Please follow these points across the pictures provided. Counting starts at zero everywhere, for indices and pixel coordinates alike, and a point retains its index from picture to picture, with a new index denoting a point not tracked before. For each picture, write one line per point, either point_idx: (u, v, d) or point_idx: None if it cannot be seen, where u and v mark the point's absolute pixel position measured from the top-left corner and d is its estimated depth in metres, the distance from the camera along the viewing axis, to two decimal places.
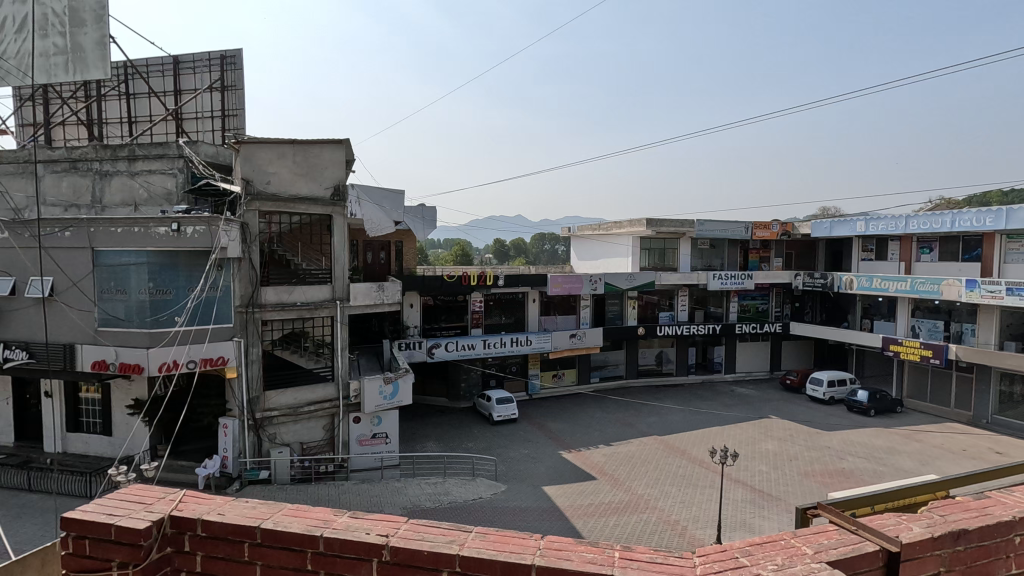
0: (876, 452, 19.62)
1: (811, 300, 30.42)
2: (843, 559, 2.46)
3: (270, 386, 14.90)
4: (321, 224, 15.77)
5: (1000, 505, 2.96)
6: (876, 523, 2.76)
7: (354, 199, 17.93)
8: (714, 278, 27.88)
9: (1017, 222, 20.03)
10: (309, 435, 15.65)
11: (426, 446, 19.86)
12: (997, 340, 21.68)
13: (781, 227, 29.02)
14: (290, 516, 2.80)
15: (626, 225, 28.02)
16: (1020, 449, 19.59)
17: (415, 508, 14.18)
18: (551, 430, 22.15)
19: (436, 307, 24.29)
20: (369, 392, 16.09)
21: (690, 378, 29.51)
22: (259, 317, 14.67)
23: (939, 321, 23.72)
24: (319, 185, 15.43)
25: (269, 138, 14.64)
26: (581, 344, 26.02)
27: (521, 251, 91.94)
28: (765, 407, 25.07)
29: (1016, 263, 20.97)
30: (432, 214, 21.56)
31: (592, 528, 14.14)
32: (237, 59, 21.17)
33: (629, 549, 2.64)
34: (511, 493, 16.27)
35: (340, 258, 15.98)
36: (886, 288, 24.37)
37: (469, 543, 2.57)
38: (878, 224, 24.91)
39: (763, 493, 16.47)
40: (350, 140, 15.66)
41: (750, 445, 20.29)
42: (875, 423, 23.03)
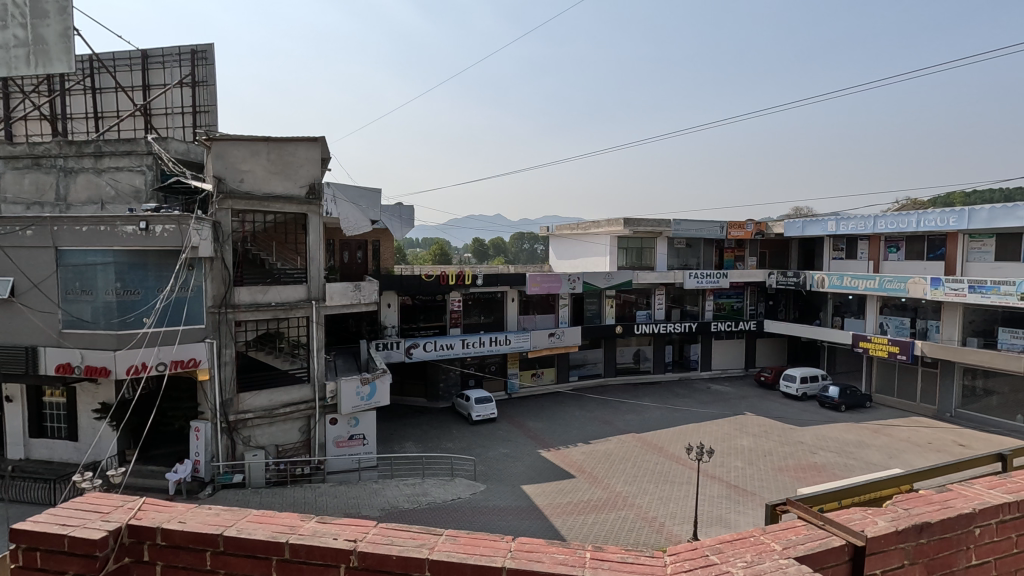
0: (847, 447, 20.11)
1: (784, 298, 31.04)
2: (810, 555, 2.49)
3: (244, 389, 14.63)
4: (296, 223, 15.47)
5: (960, 497, 3.03)
6: (843, 517, 2.80)
7: (330, 199, 17.65)
8: (690, 277, 28.24)
9: (978, 222, 20.71)
10: (284, 437, 15.37)
11: (405, 447, 19.75)
12: (961, 336, 22.35)
13: (756, 227, 29.54)
14: (255, 522, 2.73)
15: (604, 225, 28.20)
16: (982, 441, 20.28)
17: (393, 509, 14.11)
18: (530, 429, 22.18)
19: (415, 307, 24.11)
20: (346, 393, 15.85)
21: (667, 376, 29.85)
22: (232, 318, 14.35)
23: (906, 317, 24.37)
24: (294, 183, 15.17)
25: (242, 136, 14.34)
26: (559, 343, 26.10)
27: (501, 250, 92.16)
28: (740, 404, 25.49)
29: (978, 262, 21.67)
30: (409, 213, 21.37)
31: (571, 527, 14.19)
32: (207, 54, 20.69)
33: (601, 549, 2.63)
34: (490, 492, 16.25)
35: (316, 257, 15.75)
36: (856, 286, 24.96)
37: (440, 547, 2.54)
38: (849, 224, 25.52)
39: (738, 488, 16.75)
40: (325, 137, 15.40)
41: (726, 441, 20.61)
42: (845, 418, 23.60)
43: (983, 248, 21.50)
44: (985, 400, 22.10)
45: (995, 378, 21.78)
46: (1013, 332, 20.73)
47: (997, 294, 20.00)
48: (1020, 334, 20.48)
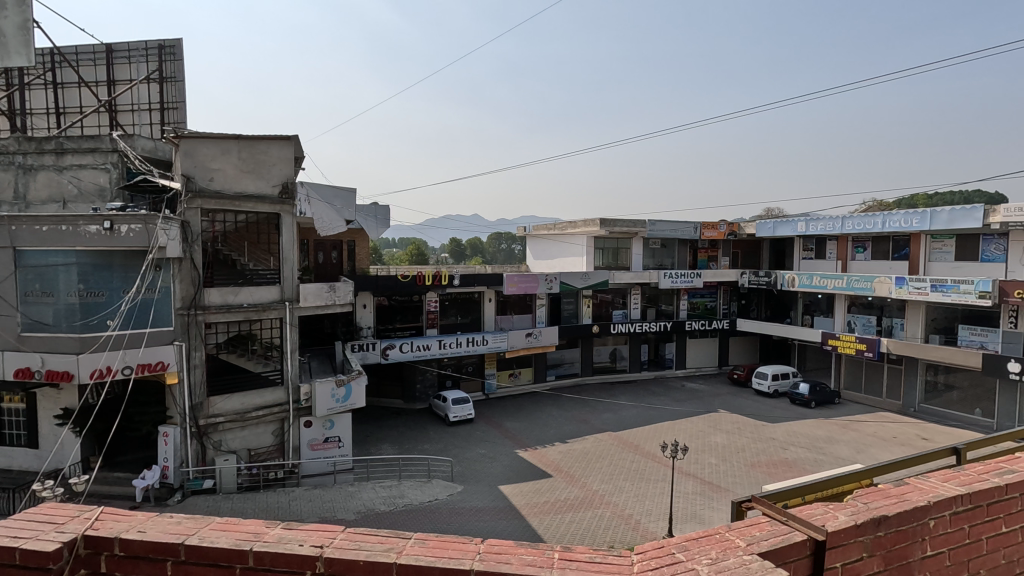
0: (817, 442, 20.63)
1: (756, 298, 31.69)
2: (773, 550, 2.55)
3: (215, 392, 14.32)
4: (269, 223, 15.17)
5: (917, 490, 3.13)
6: (805, 513, 2.87)
7: (303, 199, 17.36)
8: (665, 277, 28.62)
9: (940, 223, 21.43)
10: (257, 441, 15.08)
11: (381, 449, 19.59)
12: (924, 333, 23.08)
13: (728, 227, 30.08)
14: (218, 530, 2.67)
15: (580, 225, 28.34)
16: (943, 435, 21.00)
17: (369, 512, 13.97)
18: (507, 429, 22.18)
19: (391, 307, 23.88)
20: (321, 395, 15.62)
21: (642, 374, 30.21)
22: (202, 319, 14.00)
23: (873, 316, 25.06)
24: (266, 183, 14.89)
25: (212, 133, 14.02)
26: (536, 343, 26.18)
27: (478, 250, 92.27)
28: (714, 402, 25.88)
29: (940, 262, 22.39)
30: (385, 212, 21.22)
31: (548, 526, 14.24)
32: (175, 49, 20.32)
33: (569, 549, 2.66)
34: (467, 492, 16.23)
35: (290, 257, 15.46)
36: (825, 285, 25.59)
37: (407, 551, 2.52)
38: (818, 224, 26.16)
39: (712, 484, 17.05)
40: (299, 136, 15.16)
41: (700, 439, 20.94)
42: (815, 414, 24.19)
43: (944, 248, 22.23)
44: (946, 395, 22.90)
45: (955, 374, 22.60)
46: (971, 329, 21.67)
47: (958, 292, 20.73)
48: (978, 331, 21.29)
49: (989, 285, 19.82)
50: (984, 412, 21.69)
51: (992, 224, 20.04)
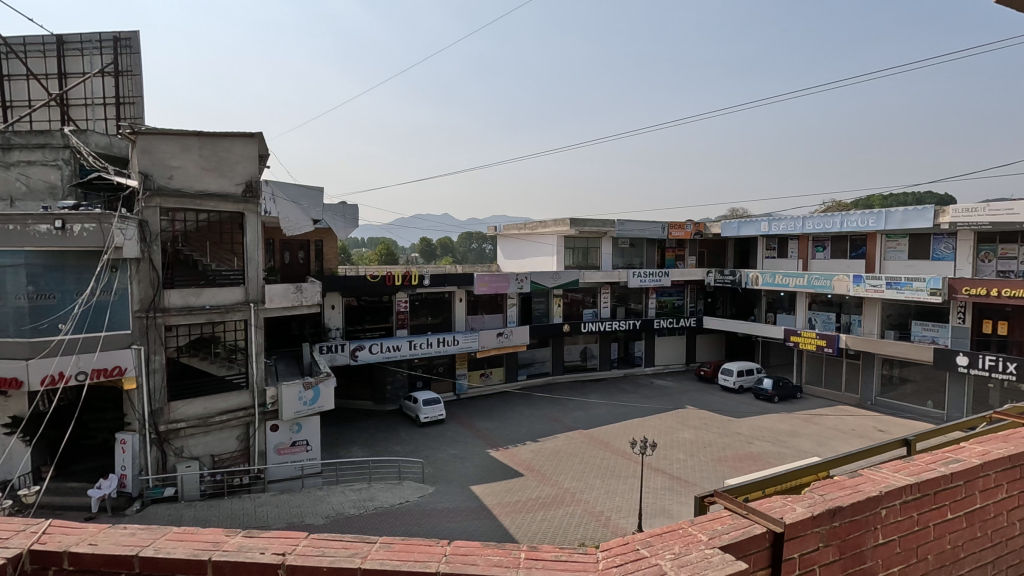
0: (780, 436, 21.23)
1: (722, 297, 32.39)
2: (733, 543, 2.61)
3: (176, 396, 13.88)
4: (232, 222, 14.77)
5: (870, 481, 3.25)
6: (765, 506, 2.95)
7: (268, 198, 16.96)
8: (634, 276, 29.03)
9: (894, 223, 22.30)
10: (221, 447, 14.67)
11: (351, 451, 19.31)
12: (880, 329, 23.98)
13: (695, 227, 30.64)
14: (175, 540, 2.60)
15: (550, 225, 28.47)
16: (898, 427, 21.89)
17: (339, 516, 13.74)
18: (479, 429, 22.14)
19: (360, 308, 23.54)
20: (287, 399, 15.27)
21: (612, 372, 30.58)
22: (162, 322, 13.54)
23: (832, 312, 25.91)
24: (229, 181, 14.48)
25: (171, 130, 13.56)
26: (507, 343, 26.21)
27: (449, 250, 91.88)
28: (682, 398, 26.36)
29: (894, 260, 23.28)
30: (354, 211, 20.94)
31: (519, 525, 14.28)
32: (132, 42, 19.71)
33: (535, 548, 2.67)
34: (439, 494, 16.13)
35: (254, 258, 15.06)
36: (787, 284, 26.34)
37: (373, 555, 2.49)
38: (780, 224, 26.91)
39: (680, 479, 17.38)
40: (263, 133, 14.79)
41: (669, 435, 21.31)
42: (778, 409, 24.89)
43: (898, 247, 23.11)
44: (901, 388, 23.86)
45: (909, 367, 23.55)
46: (924, 325, 22.62)
47: (911, 290, 21.63)
48: (930, 327, 22.40)
49: (939, 282, 20.72)
50: (935, 404, 22.67)
51: (942, 224, 20.96)
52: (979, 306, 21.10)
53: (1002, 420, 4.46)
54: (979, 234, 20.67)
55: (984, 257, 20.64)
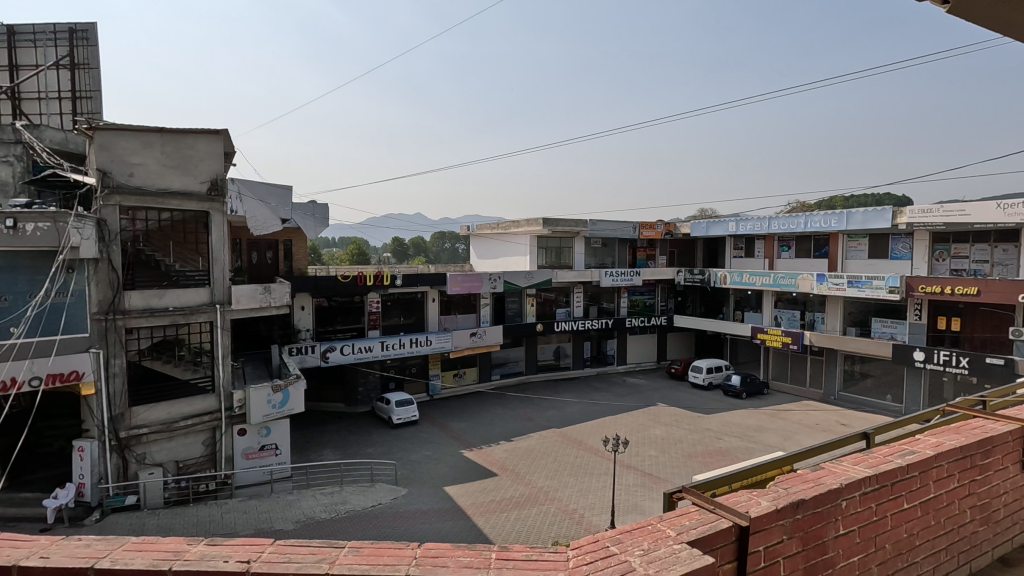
0: (748, 431, 21.74)
1: (692, 295, 32.96)
2: (701, 538, 2.66)
3: (137, 402, 13.44)
4: (197, 221, 14.33)
5: (831, 474, 3.35)
6: (731, 501, 3.01)
7: (235, 196, 16.52)
8: (606, 275, 29.32)
9: (855, 224, 23.04)
10: (186, 452, 14.25)
11: (322, 454, 19.00)
12: (842, 326, 24.73)
13: (665, 227, 31.09)
14: (133, 551, 2.51)
15: (523, 225, 28.51)
16: (860, 421, 22.63)
17: (309, 521, 13.50)
18: (452, 430, 22.04)
19: (331, 308, 23.19)
20: (255, 402, 14.91)
21: (585, 370, 30.83)
22: (122, 325, 13.11)
23: (797, 310, 26.62)
24: (193, 178, 14.06)
25: (131, 125, 13.11)
26: (481, 343, 26.17)
27: (422, 250, 91.24)
28: (653, 396, 26.73)
29: (855, 259, 24.04)
30: (323, 211, 20.62)
31: (493, 525, 14.28)
32: (89, 34, 19.04)
33: (506, 548, 2.67)
34: (412, 495, 16.00)
35: (220, 258, 14.63)
36: (754, 282, 26.97)
37: (340, 561, 2.45)
38: (747, 224, 27.53)
39: (652, 476, 17.63)
40: (228, 130, 14.40)
41: (640, 432, 21.60)
42: (746, 405, 25.47)
43: (859, 247, 23.87)
44: (862, 383, 24.68)
45: (870, 363, 24.39)
46: (883, 322, 23.27)
47: (871, 288, 22.40)
48: (889, 323, 23.06)
49: (897, 281, 21.52)
50: (894, 398, 23.49)
51: (900, 224, 21.76)
52: (934, 304, 21.97)
53: (955, 411, 4.65)
54: (934, 235, 21.52)
55: (939, 256, 21.49)
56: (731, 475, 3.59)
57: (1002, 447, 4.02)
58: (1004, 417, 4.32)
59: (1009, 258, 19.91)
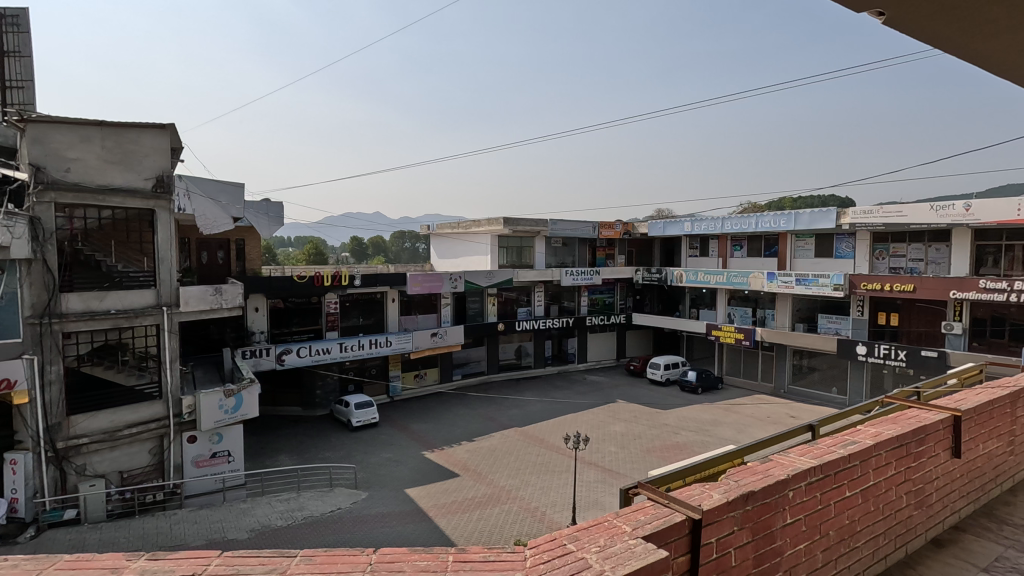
0: (703, 425, 22.39)
1: (649, 294, 33.67)
2: (655, 533, 2.71)
3: (76, 410, 12.72)
4: (141, 220, 13.67)
5: (779, 465, 3.47)
6: (685, 494, 3.08)
7: (183, 193, 15.83)
8: (566, 275, 29.63)
9: (802, 224, 24.05)
10: (130, 462, 13.59)
11: (278, 460, 18.47)
12: (791, 322, 25.77)
13: (623, 227, 31.65)
14: (66, 570, 2.37)
15: (484, 224, 28.48)
16: (808, 412, 23.64)
17: (265, 529, 13.09)
18: (413, 431, 21.81)
19: (287, 310, 22.55)
20: (205, 407, 14.33)
21: (546, 369, 31.06)
22: (58, 329, 12.38)
23: (749, 308, 27.57)
24: (137, 175, 13.40)
25: (68, 118, 12.37)
26: (441, 343, 26.00)
27: (381, 249, 89.87)
28: (613, 393, 27.17)
29: (803, 258, 25.08)
30: (278, 210, 20.03)
31: (455, 526, 14.22)
32: (20, 19, 17.83)
33: (464, 550, 2.66)
34: (372, 499, 15.75)
35: (167, 258, 14.01)
36: (708, 281, 27.78)
37: (292, 570, 2.39)
38: (702, 224, 28.34)
39: (612, 471, 17.92)
40: (176, 125, 13.82)
41: (601, 429, 21.94)
42: (701, 400, 26.21)
43: (806, 247, 24.92)
44: (809, 376, 25.77)
45: (816, 357, 25.49)
46: (829, 318, 24.39)
47: (817, 285, 23.42)
48: (834, 319, 24.18)
49: (841, 279, 22.59)
50: (839, 390, 24.62)
51: (843, 224, 22.86)
52: (875, 300, 23.18)
53: (893, 402, 4.90)
54: (874, 235, 22.71)
55: (879, 255, 22.66)
56: (685, 469, 3.69)
57: (934, 435, 4.26)
58: (936, 406, 4.59)
59: (942, 257, 21.09)
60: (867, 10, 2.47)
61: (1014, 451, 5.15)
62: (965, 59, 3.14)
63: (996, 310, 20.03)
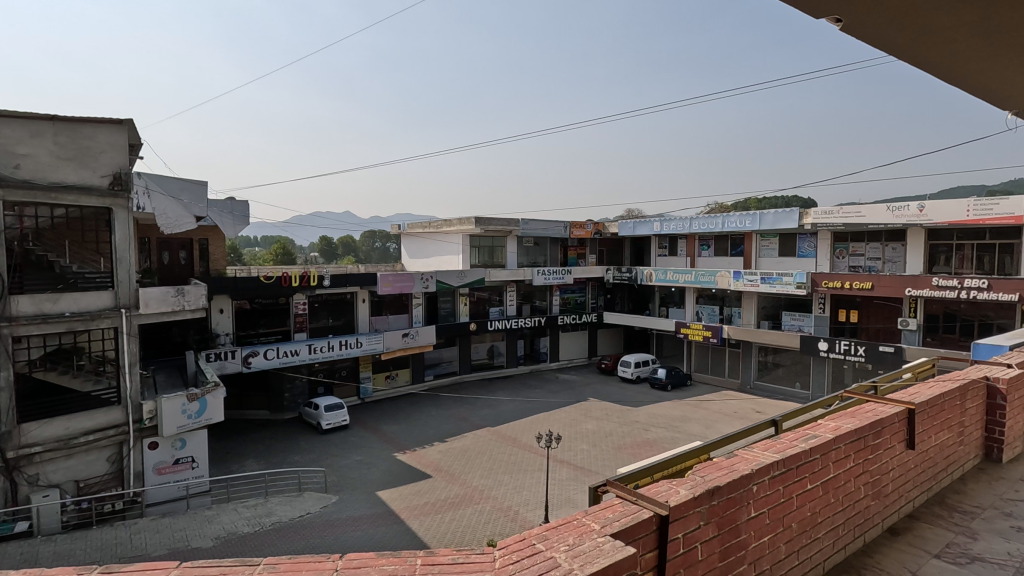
0: (673, 422, 22.77)
1: (620, 293, 34.08)
2: (624, 530, 2.73)
3: (28, 418, 12.17)
4: (97, 218, 13.15)
5: (744, 461, 3.54)
6: (653, 491, 3.11)
7: (140, 191, 15.30)
8: (538, 274, 29.74)
9: (767, 224, 24.68)
10: (87, 471, 13.06)
11: (244, 465, 18.01)
12: (756, 319, 26.42)
13: (595, 227, 31.93)
14: None
15: (455, 224, 28.35)
16: (772, 407, 24.28)
17: (231, 536, 12.73)
18: (385, 433, 21.55)
19: (254, 311, 22.01)
20: (167, 413, 13.86)
21: (519, 368, 31.12)
22: (7, 333, 11.81)
23: (716, 306, 28.16)
24: (92, 172, 12.88)
25: (17, 112, 11.81)
26: (413, 343, 25.77)
27: (351, 250, 88.65)
28: (585, 391, 27.39)
29: (767, 257, 25.74)
30: (243, 209, 19.53)
31: (427, 527, 14.12)
32: None
33: (431, 553, 2.63)
34: (343, 502, 15.50)
35: (125, 258, 13.51)
36: (677, 280, 28.26)
37: None
38: (670, 224, 28.83)
39: (584, 469, 18.07)
40: (134, 120, 13.36)
41: (573, 427, 22.09)
42: (671, 397, 26.66)
43: (770, 246, 25.57)
44: (774, 372, 26.46)
45: (781, 354, 26.20)
46: (792, 315, 25.11)
47: (781, 284, 24.06)
48: (797, 316, 24.90)
49: (804, 277, 23.25)
50: (802, 385, 25.35)
51: (805, 224, 23.58)
52: (836, 298, 23.97)
53: (852, 397, 5.06)
54: (835, 235, 23.48)
55: (839, 254, 23.43)
56: (653, 466, 3.74)
57: (890, 427, 4.42)
58: (892, 400, 4.76)
59: (897, 256, 21.91)
60: (826, 16, 2.54)
61: (965, 441, 5.38)
62: (917, 66, 3.27)
63: (948, 307, 20.94)
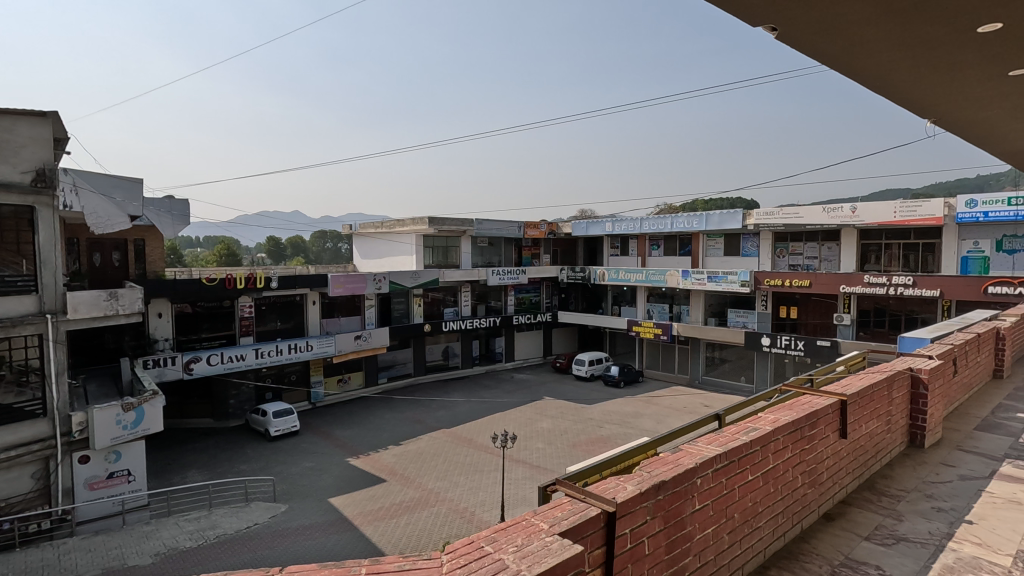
0: (626, 418, 23.23)
1: (574, 292, 34.50)
2: (572, 528, 2.74)
3: None
4: (18, 218, 12.22)
5: (688, 455, 3.64)
6: (601, 488, 3.14)
7: (66, 189, 14.34)
8: (493, 274, 29.74)
9: (713, 225, 25.54)
10: (9, 489, 12.09)
11: (186, 476, 17.17)
12: (704, 317, 27.30)
13: (548, 227, 32.19)
14: None
15: (408, 224, 27.97)
16: (720, 401, 25.15)
17: (171, 552, 12.10)
18: (337, 438, 21.03)
19: (196, 315, 21.04)
20: (99, 424, 13.03)
21: (474, 368, 30.99)
22: None
23: (666, 304, 28.93)
24: (11, 167, 11.94)
25: None
26: (366, 346, 25.24)
27: (301, 249, 86.12)
28: (540, 390, 27.58)
29: (714, 257, 26.62)
30: (182, 208, 18.59)
31: (382, 533, 13.87)
32: None
33: (378, 561, 2.57)
34: (293, 511, 15.02)
35: (50, 260, 12.62)
36: (629, 279, 28.87)
37: None
38: (622, 224, 29.43)
39: (539, 467, 18.19)
40: (58, 113, 12.53)
41: (528, 426, 22.19)
42: (624, 393, 27.19)
43: (716, 246, 26.46)
44: (721, 367, 27.41)
45: (727, 349, 27.17)
46: (738, 313, 26.08)
47: (727, 282, 24.95)
48: (741, 314, 25.87)
49: (748, 276, 24.19)
50: (747, 379, 26.38)
51: (749, 224, 24.56)
52: (777, 295, 25.07)
53: (791, 390, 5.28)
54: (776, 234, 24.58)
55: (780, 254, 24.53)
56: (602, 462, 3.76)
57: (825, 418, 4.64)
58: (826, 392, 5.00)
59: (833, 255, 23.10)
60: (762, 24, 2.64)
61: (892, 428, 5.72)
62: (846, 76, 3.45)
63: (878, 303, 22.26)
